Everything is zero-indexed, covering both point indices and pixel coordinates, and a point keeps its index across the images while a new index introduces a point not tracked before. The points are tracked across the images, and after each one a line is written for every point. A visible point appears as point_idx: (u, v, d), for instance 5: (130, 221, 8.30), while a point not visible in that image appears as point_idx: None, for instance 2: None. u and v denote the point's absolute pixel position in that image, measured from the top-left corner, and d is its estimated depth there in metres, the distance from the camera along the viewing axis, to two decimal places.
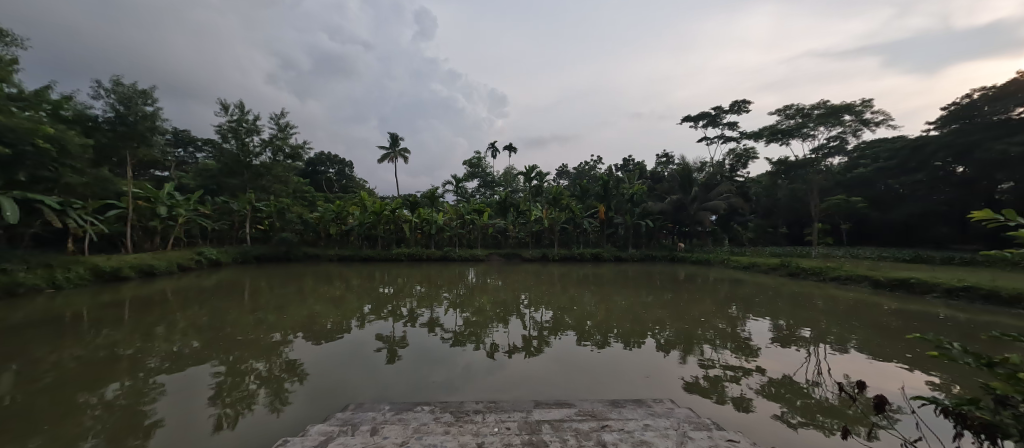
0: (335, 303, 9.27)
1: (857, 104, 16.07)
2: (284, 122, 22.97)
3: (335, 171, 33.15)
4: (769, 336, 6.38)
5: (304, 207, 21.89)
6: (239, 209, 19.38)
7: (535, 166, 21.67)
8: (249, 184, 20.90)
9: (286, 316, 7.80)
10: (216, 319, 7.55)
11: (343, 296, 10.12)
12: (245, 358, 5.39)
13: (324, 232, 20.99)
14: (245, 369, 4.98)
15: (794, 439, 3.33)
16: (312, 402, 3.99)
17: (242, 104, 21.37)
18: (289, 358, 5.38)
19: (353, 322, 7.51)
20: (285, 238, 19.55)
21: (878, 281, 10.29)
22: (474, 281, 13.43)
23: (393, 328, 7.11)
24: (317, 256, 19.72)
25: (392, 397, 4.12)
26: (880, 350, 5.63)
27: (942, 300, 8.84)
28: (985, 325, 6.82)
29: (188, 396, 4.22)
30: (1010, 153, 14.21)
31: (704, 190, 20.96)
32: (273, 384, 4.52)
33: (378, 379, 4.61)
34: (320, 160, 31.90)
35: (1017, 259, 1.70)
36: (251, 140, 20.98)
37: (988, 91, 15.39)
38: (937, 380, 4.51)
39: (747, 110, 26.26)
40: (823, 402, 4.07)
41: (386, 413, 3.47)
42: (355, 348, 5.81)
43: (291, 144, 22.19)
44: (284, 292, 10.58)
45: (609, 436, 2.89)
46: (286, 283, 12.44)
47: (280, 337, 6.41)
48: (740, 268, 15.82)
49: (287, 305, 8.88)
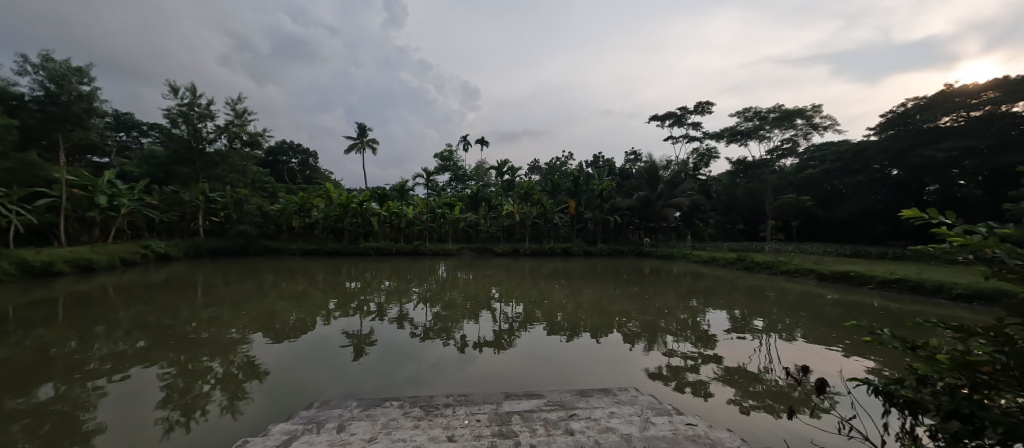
0: (299, 299, 9.05)
1: (808, 108, 17.15)
2: (241, 108, 21.67)
3: (299, 161, 31.93)
4: (727, 326, 6.76)
5: (264, 200, 20.98)
6: (191, 200, 18.35)
7: (507, 160, 21.65)
8: (203, 174, 19.71)
9: (245, 314, 7.50)
10: (165, 317, 7.14)
11: (308, 292, 9.84)
12: (199, 357, 5.19)
13: (286, 225, 20.38)
14: (199, 370, 4.77)
15: (744, 422, 3.59)
16: (272, 402, 3.92)
17: (194, 87, 19.86)
18: (247, 358, 5.18)
19: (318, 318, 7.35)
20: (242, 231, 18.65)
21: (823, 274, 11.09)
22: (444, 275, 13.42)
23: (361, 324, 6.99)
24: (278, 250, 19.01)
25: (359, 395, 4.07)
26: (823, 337, 6.10)
27: (877, 290, 9.64)
28: (913, 313, 7.51)
29: (133, 400, 3.99)
30: (936, 158, 15.59)
31: (669, 187, 21.56)
32: (231, 384, 4.36)
33: (343, 377, 4.54)
34: (282, 149, 30.64)
35: (938, 253, 1.91)
36: (204, 126, 19.49)
37: (921, 101, 16.74)
38: (871, 364, 4.93)
39: (710, 111, 27.27)
40: (773, 387, 4.37)
41: (353, 410, 3.45)
42: (319, 346, 5.67)
43: (249, 132, 20.73)
44: (242, 288, 10.16)
45: (577, 425, 3.02)
46: (245, 278, 11.91)
47: (238, 335, 6.19)
48: (701, 262, 16.62)
49: (245, 301, 8.57)
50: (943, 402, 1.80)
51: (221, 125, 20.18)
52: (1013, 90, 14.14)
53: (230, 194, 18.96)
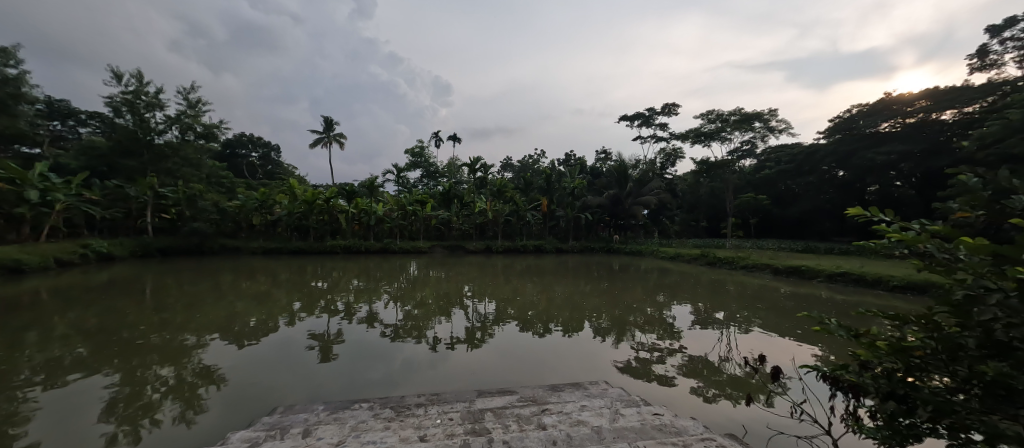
0: (260, 300, 8.73)
1: (765, 112, 18.05)
2: (194, 98, 20.55)
3: (260, 155, 30.53)
4: (691, 319, 7.08)
5: (221, 196, 19.99)
6: (137, 195, 17.08)
7: (480, 157, 21.56)
8: (150, 167, 18.42)
9: (200, 316, 7.17)
10: (109, 323, 6.71)
11: (270, 293, 9.49)
12: (149, 363, 4.92)
13: (245, 222, 19.56)
14: (147, 378, 4.52)
15: (706, 410, 3.79)
16: (232, 409, 3.78)
17: (140, 74, 18.61)
18: (202, 364, 4.95)
19: (281, 319, 7.13)
20: (197, 228, 17.70)
21: (777, 269, 11.77)
22: (415, 273, 13.28)
23: (328, 324, 6.85)
24: (237, 249, 18.19)
25: (326, 398, 3.99)
26: (778, 328, 6.51)
27: (825, 283, 10.33)
28: (856, 303, 8.12)
29: (72, 412, 3.73)
30: (876, 161, 16.83)
31: (637, 186, 22.16)
32: (183, 392, 4.15)
33: (309, 380, 4.44)
34: (241, 142, 29.17)
35: (878, 248, 2.09)
36: (153, 116, 18.29)
37: (864, 108, 18.19)
38: (819, 351, 5.31)
39: (676, 113, 28.20)
40: (732, 375, 4.63)
41: (319, 413, 3.39)
42: (284, 349, 5.51)
43: (204, 123, 19.93)
44: (197, 290, 9.67)
45: (549, 419, 3.10)
46: (200, 279, 11.33)
47: (193, 339, 5.92)
48: (667, 259, 17.23)
49: (200, 304, 8.18)
50: (881, 383, 1.99)
51: (171, 115, 19.03)
52: (940, 99, 15.55)
53: (182, 189, 17.91)
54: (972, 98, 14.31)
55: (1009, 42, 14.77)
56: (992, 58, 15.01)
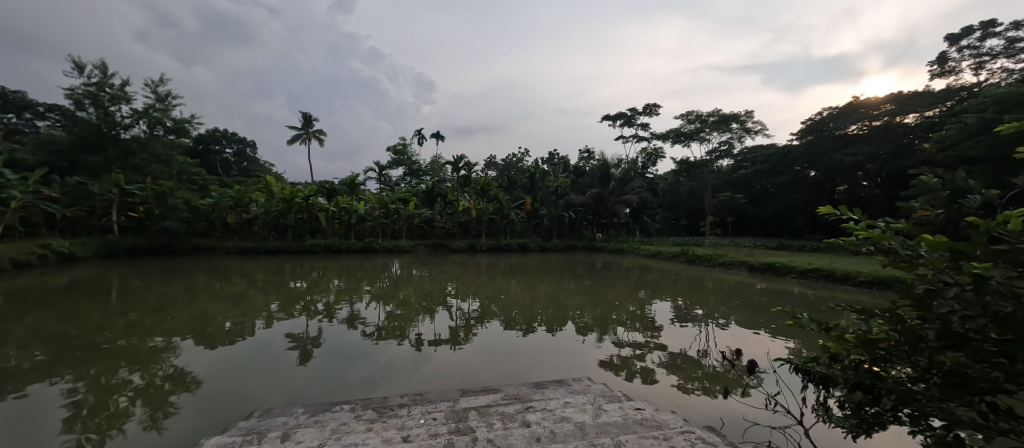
0: (235, 301, 8.51)
1: (741, 113, 18.54)
2: (163, 91, 19.80)
3: (234, 151, 29.62)
4: (671, 316, 7.25)
5: (194, 194, 19.34)
6: (101, 193, 16.24)
7: (463, 155, 21.46)
8: (116, 163, 17.60)
9: (171, 319, 6.94)
10: (71, 327, 6.42)
11: (246, 294, 9.24)
12: (115, 369, 4.74)
13: (219, 220, 18.99)
14: (113, 383, 4.35)
15: (686, 403, 3.89)
16: (207, 414, 3.68)
17: (104, 65, 17.79)
18: (173, 368, 4.79)
19: (258, 321, 6.97)
20: (167, 227, 17.09)
21: (753, 266, 12.13)
22: (397, 272, 13.18)
23: (307, 325, 6.73)
24: (211, 249, 17.67)
25: (305, 401, 3.93)
26: (753, 323, 6.73)
27: (798, 279, 10.71)
28: (826, 298, 8.46)
29: (31, 421, 3.57)
30: (845, 162, 17.51)
31: (619, 185, 22.46)
32: (153, 398, 4.01)
33: (287, 383, 4.36)
34: (215, 138, 28.24)
35: (846, 245, 2.20)
36: (118, 109, 17.54)
37: (834, 110, 18.89)
38: (792, 345, 5.52)
39: (657, 113, 28.66)
40: (710, 369, 4.78)
41: (299, 416, 3.35)
42: (261, 351, 5.39)
43: (174, 117, 19.27)
44: (168, 291, 9.35)
45: (533, 416, 3.14)
46: (171, 280, 10.94)
47: (163, 342, 5.73)
48: (648, 256, 17.54)
49: (170, 306, 7.91)
50: (850, 375, 2.09)
51: (139, 109, 18.36)
52: (904, 103, 16.30)
53: (152, 187, 17.24)
54: (933, 102, 15.19)
55: (965, 49, 15.63)
56: (951, 65, 15.85)
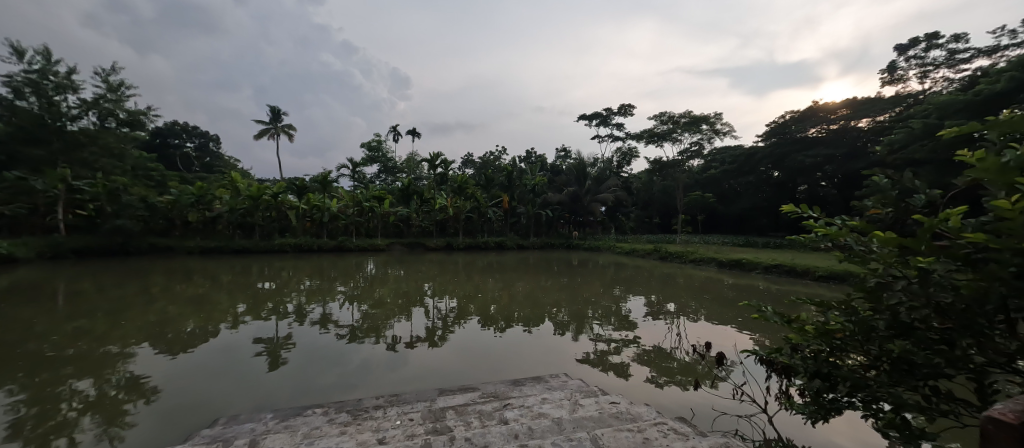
0: (198, 303, 8.17)
1: (711, 115, 19.16)
2: (115, 80, 18.71)
3: (195, 145, 28.24)
4: (645, 311, 7.45)
5: (151, 191, 18.34)
6: (45, 189, 15.13)
7: (440, 152, 21.28)
8: (60, 157, 16.29)
9: (126, 324, 6.58)
10: (12, 333, 6.01)
11: (210, 296, 8.87)
12: (62, 378, 4.45)
13: (180, 219, 18.11)
14: (60, 393, 4.08)
15: (659, 396, 4.02)
16: (168, 422, 3.53)
17: (46, 51, 16.62)
18: (128, 376, 4.55)
19: (223, 324, 6.73)
20: (121, 226, 16.15)
21: (722, 262, 12.60)
22: (372, 272, 13.00)
23: (277, 327, 6.55)
24: (172, 249, 16.88)
25: (274, 406, 3.83)
26: (721, 317, 7.01)
27: (763, 274, 11.20)
28: (789, 292, 8.90)
29: None
30: (806, 163, 18.41)
31: (595, 183, 22.83)
32: (106, 407, 3.79)
33: (255, 389, 4.23)
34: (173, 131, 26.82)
35: (806, 241, 2.33)
36: (64, 99, 16.45)
37: (796, 114, 19.82)
38: (756, 337, 5.79)
39: (631, 113, 29.25)
40: (682, 362, 4.95)
41: (268, 423, 3.27)
42: (226, 356, 5.19)
43: (127, 109, 18.36)
44: (124, 294, 8.88)
45: (511, 413, 3.19)
46: (127, 282, 10.39)
47: (117, 349, 5.44)
48: (623, 254, 17.92)
49: (125, 309, 7.53)
50: (810, 364, 2.22)
51: (88, 99, 17.31)
52: (859, 108, 17.34)
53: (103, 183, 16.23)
54: (884, 108, 16.32)
55: (911, 59, 16.67)
56: (899, 73, 16.90)
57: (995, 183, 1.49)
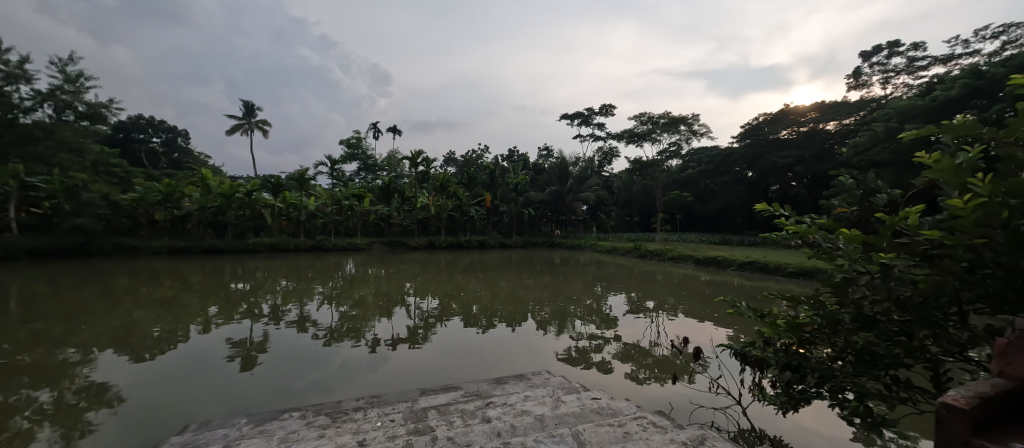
0: (165, 306, 7.87)
1: (689, 116, 19.60)
2: (74, 71, 17.77)
3: (162, 141, 27.09)
4: (625, 308, 7.58)
5: (114, 189, 17.51)
6: None
7: (422, 150, 21.07)
8: (11, 152, 14.86)
9: (87, 329, 6.29)
10: None
11: (179, 298, 8.55)
12: (16, 387, 4.22)
13: (146, 218, 17.42)
14: (14, 403, 3.87)
15: (639, 391, 4.11)
16: (134, 430, 3.40)
17: None
18: (90, 383, 4.35)
19: (193, 327, 6.52)
20: (81, 226, 15.36)
21: (699, 259, 12.94)
22: (352, 271, 12.79)
23: (251, 330, 6.38)
24: (137, 249, 16.19)
25: (249, 410, 3.74)
26: (698, 312, 7.21)
27: (737, 271, 11.56)
28: (762, 288, 9.23)
29: None
30: (778, 163, 19.07)
31: (577, 183, 23.06)
32: (65, 416, 3.62)
33: (229, 394, 4.11)
34: (138, 125, 25.63)
35: (778, 239, 2.43)
36: (17, 90, 15.52)
37: (769, 116, 20.50)
38: (732, 332, 5.98)
39: (612, 113, 29.62)
40: (661, 357, 5.07)
41: (243, 427, 3.19)
42: (196, 361, 5.03)
43: (87, 102, 17.46)
44: (84, 297, 8.47)
45: (493, 412, 3.21)
46: (87, 285, 9.90)
47: (77, 355, 5.19)
48: (604, 252, 18.17)
49: (85, 313, 7.18)
50: (781, 356, 2.32)
51: (43, 90, 16.37)
52: (826, 112, 18.34)
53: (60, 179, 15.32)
54: (850, 111, 17.34)
55: (875, 66, 17.48)
56: (863, 79, 17.68)
57: (950, 184, 1.59)
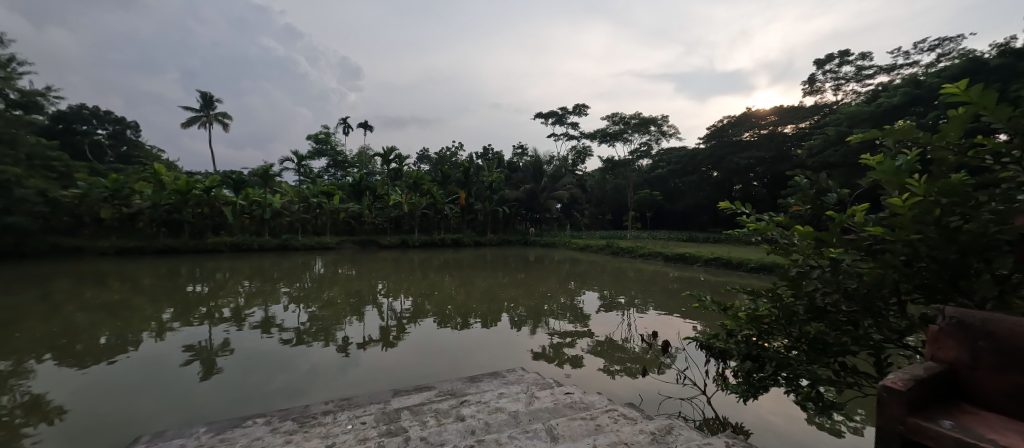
0: (112, 310, 7.40)
1: (659, 117, 20.15)
2: (7, 56, 16.33)
3: (109, 133, 25.30)
4: (598, 305, 7.74)
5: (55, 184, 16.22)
6: None
7: (395, 147, 20.68)
8: None
9: (23, 337, 5.83)
10: None
11: (129, 302, 8.06)
12: None
13: (89, 216, 16.43)
14: None
15: (611, 385, 4.23)
16: (79, 444, 3.18)
17: None
18: (27, 395, 4.03)
19: (146, 332, 6.17)
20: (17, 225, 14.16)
21: (667, 256, 13.37)
22: (321, 271, 12.43)
23: (211, 334, 6.09)
24: (81, 250, 15.07)
25: (208, 418, 3.58)
26: (667, 307, 7.46)
27: (704, 267, 12.01)
28: (727, 282, 9.64)
29: None
30: (741, 164, 19.93)
31: (551, 181, 23.28)
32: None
33: (186, 402, 3.92)
34: (82, 116, 23.83)
35: (739, 235, 2.54)
36: None
37: (733, 119, 21.38)
38: (698, 325, 6.23)
39: (585, 113, 30.05)
40: (632, 351, 5.22)
41: (202, 436, 3.05)
42: (149, 369, 4.76)
43: (21, 89, 16.09)
44: (20, 302, 7.82)
45: (467, 410, 3.22)
46: (23, 289, 9.15)
47: (10, 365, 4.80)
48: (577, 249, 18.47)
49: (19, 320, 6.64)
50: (742, 347, 2.44)
51: None
52: (782, 116, 19.44)
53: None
54: (806, 115, 18.27)
55: (828, 74, 18.57)
56: (818, 85, 18.72)
57: (890, 184, 1.72)
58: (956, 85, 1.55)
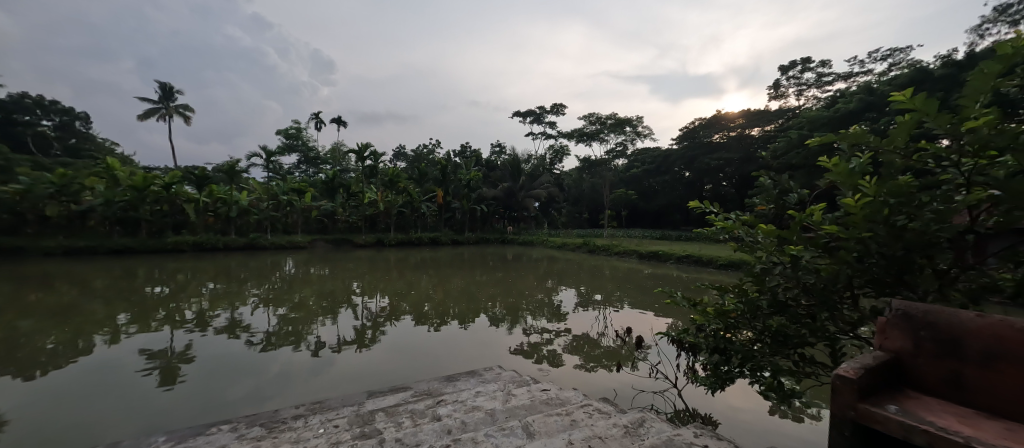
0: (60, 315, 6.93)
1: (633, 118, 20.56)
2: None
3: (56, 124, 23.63)
4: (575, 302, 7.86)
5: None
6: None
7: (370, 144, 20.29)
8: None
9: None
10: None
11: (79, 306, 7.58)
12: None
13: (33, 214, 15.31)
14: None
15: (587, 380, 4.30)
16: None
17: None
18: None
19: (100, 338, 5.83)
20: None
21: (641, 254, 13.69)
22: (292, 271, 12.07)
23: (173, 339, 5.82)
24: (24, 250, 14.05)
25: (169, 427, 3.42)
26: (641, 303, 7.66)
27: (676, 264, 12.37)
28: (697, 279, 9.97)
29: None
30: (712, 165, 20.61)
31: (529, 180, 23.39)
32: None
33: (144, 411, 3.74)
34: (25, 106, 22.16)
35: (708, 233, 2.64)
36: None
37: (704, 121, 22.05)
38: (670, 320, 6.43)
39: (563, 112, 30.32)
40: (608, 347, 5.32)
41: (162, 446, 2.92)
42: (103, 377, 4.50)
43: None
44: None
45: (444, 410, 3.22)
46: None
47: None
48: (554, 248, 18.65)
49: None
50: (710, 340, 2.55)
51: None
52: (750, 119, 20.11)
53: None
54: (771, 119, 19.04)
55: (791, 79, 19.41)
56: (782, 90, 19.53)
57: (845, 185, 1.82)
58: (902, 94, 1.67)
